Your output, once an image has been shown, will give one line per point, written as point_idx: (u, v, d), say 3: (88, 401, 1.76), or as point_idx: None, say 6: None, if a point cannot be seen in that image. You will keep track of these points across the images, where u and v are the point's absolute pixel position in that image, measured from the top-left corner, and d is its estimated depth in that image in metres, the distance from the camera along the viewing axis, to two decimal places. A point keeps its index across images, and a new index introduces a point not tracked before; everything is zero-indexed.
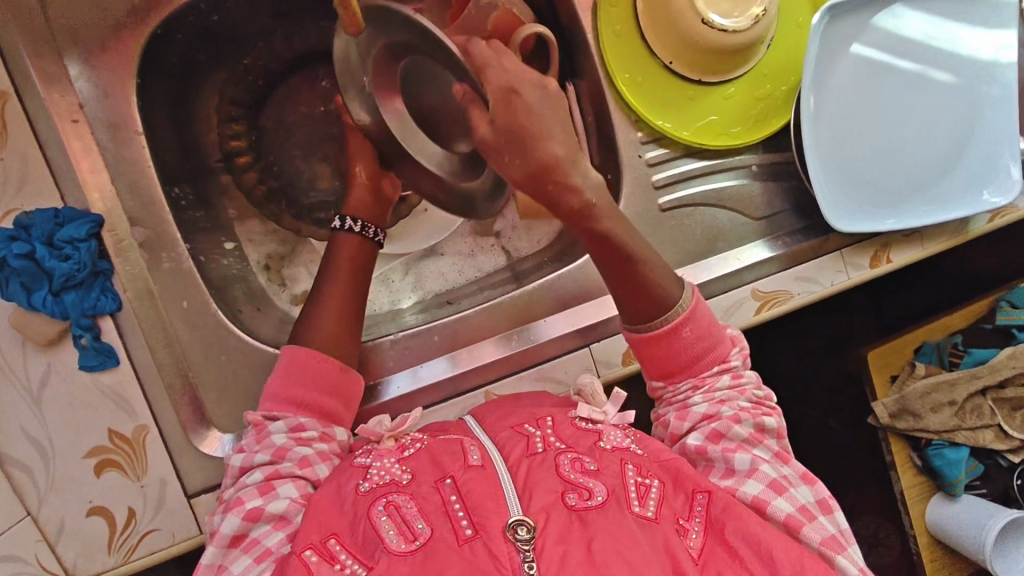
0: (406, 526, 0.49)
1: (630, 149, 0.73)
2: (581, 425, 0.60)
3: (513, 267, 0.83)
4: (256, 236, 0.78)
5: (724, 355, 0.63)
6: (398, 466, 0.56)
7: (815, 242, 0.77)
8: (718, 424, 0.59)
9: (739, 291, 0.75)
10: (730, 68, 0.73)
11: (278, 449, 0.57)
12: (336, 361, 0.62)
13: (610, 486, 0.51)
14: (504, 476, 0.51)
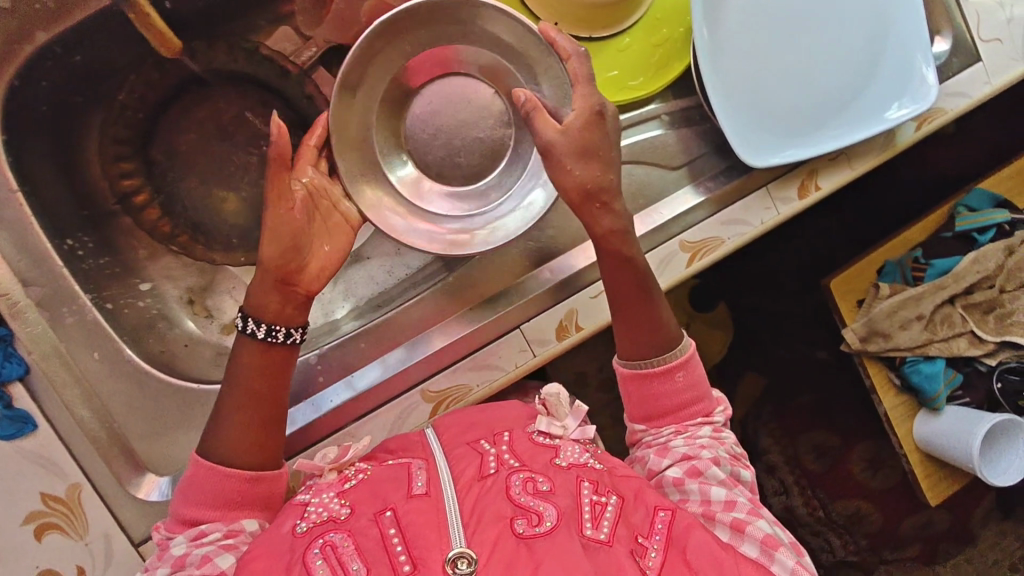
0: (342, 565, 0.48)
1: None
2: (537, 441, 0.61)
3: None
4: (173, 271, 0.75)
5: (707, 410, 0.63)
6: (337, 500, 0.55)
7: (738, 182, 0.75)
8: (698, 460, 0.58)
9: (666, 245, 0.73)
10: (617, 19, 0.72)
11: (177, 559, 0.51)
12: (237, 474, 0.55)
13: (560, 507, 0.52)
14: (449, 501, 0.52)
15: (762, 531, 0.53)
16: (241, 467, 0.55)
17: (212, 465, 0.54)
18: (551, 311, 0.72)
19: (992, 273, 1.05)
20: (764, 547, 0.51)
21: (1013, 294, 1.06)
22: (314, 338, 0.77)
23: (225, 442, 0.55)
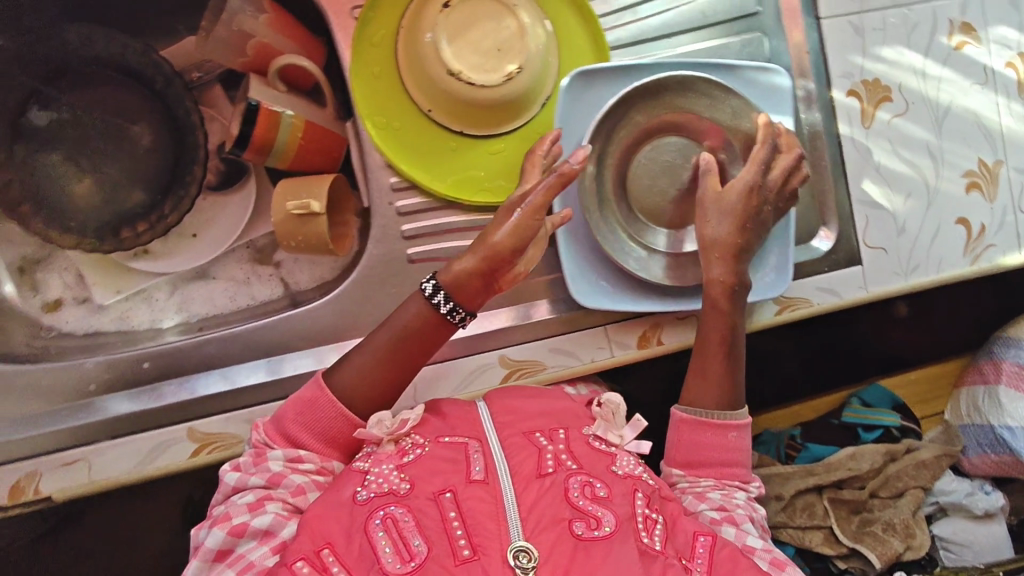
0: (403, 543, 0.51)
1: (382, 194, 0.70)
2: (593, 444, 0.62)
3: (292, 297, 0.80)
4: (14, 239, 0.77)
5: (746, 479, 0.66)
6: (396, 474, 0.57)
7: (579, 313, 0.73)
8: (735, 513, 0.62)
9: (484, 355, 0.71)
10: (496, 123, 0.69)
11: (273, 475, 0.59)
12: (352, 420, 0.61)
13: (618, 514, 0.54)
14: (507, 492, 0.53)
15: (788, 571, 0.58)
16: (354, 416, 0.62)
17: (336, 400, 0.61)
18: None
19: (866, 474, 0.97)
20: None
21: (883, 501, 0.98)
22: (131, 341, 0.76)
23: (353, 381, 0.62)
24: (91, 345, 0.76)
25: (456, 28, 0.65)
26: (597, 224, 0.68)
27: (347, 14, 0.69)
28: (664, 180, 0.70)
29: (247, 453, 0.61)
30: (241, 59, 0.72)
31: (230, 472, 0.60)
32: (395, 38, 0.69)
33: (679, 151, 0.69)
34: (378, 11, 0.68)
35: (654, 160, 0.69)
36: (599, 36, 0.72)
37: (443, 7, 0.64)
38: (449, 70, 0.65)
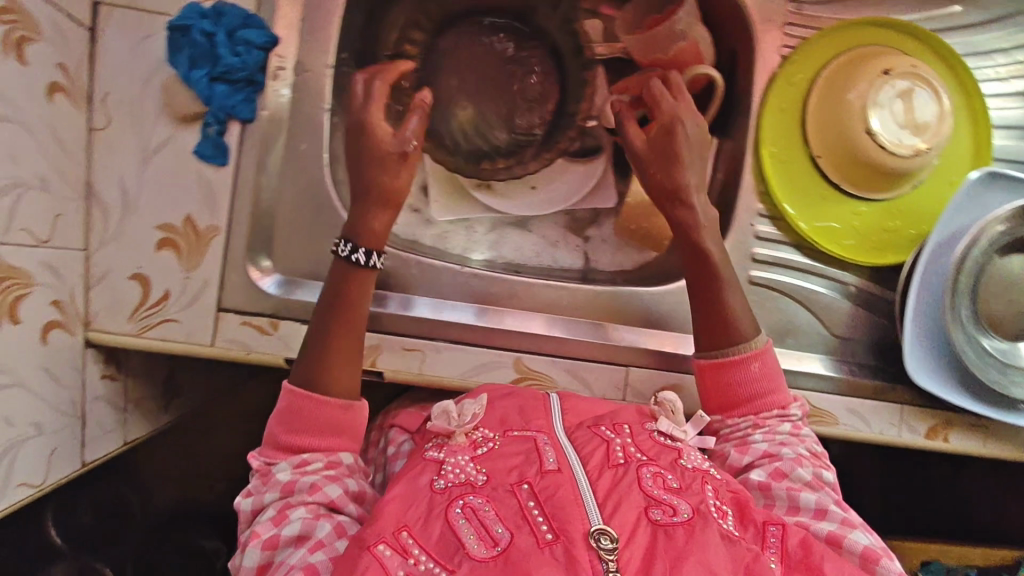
0: (485, 529, 0.51)
1: (745, 215, 0.75)
2: (660, 438, 0.63)
3: (586, 273, 0.82)
4: None
5: (785, 404, 0.67)
6: (471, 465, 0.57)
7: (879, 384, 0.76)
8: (782, 463, 0.63)
9: (788, 393, 0.75)
10: (872, 188, 0.74)
11: (285, 485, 0.57)
12: (333, 399, 0.60)
13: (694, 504, 0.54)
14: (585, 484, 0.54)
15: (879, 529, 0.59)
16: (337, 394, 0.61)
17: (309, 393, 0.60)
18: (656, 373, 0.74)
19: None
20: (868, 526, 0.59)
21: None
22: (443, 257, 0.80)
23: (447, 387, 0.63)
24: (413, 246, 0.80)
25: (887, 95, 0.70)
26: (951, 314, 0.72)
27: (777, 50, 0.75)
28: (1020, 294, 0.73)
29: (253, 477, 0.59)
30: (658, 55, 0.76)
31: (246, 499, 0.58)
32: (813, 82, 0.75)
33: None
34: (807, 55, 0.75)
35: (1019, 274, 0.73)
36: (982, 142, 0.77)
37: (883, 73, 0.70)
38: (868, 129, 0.70)
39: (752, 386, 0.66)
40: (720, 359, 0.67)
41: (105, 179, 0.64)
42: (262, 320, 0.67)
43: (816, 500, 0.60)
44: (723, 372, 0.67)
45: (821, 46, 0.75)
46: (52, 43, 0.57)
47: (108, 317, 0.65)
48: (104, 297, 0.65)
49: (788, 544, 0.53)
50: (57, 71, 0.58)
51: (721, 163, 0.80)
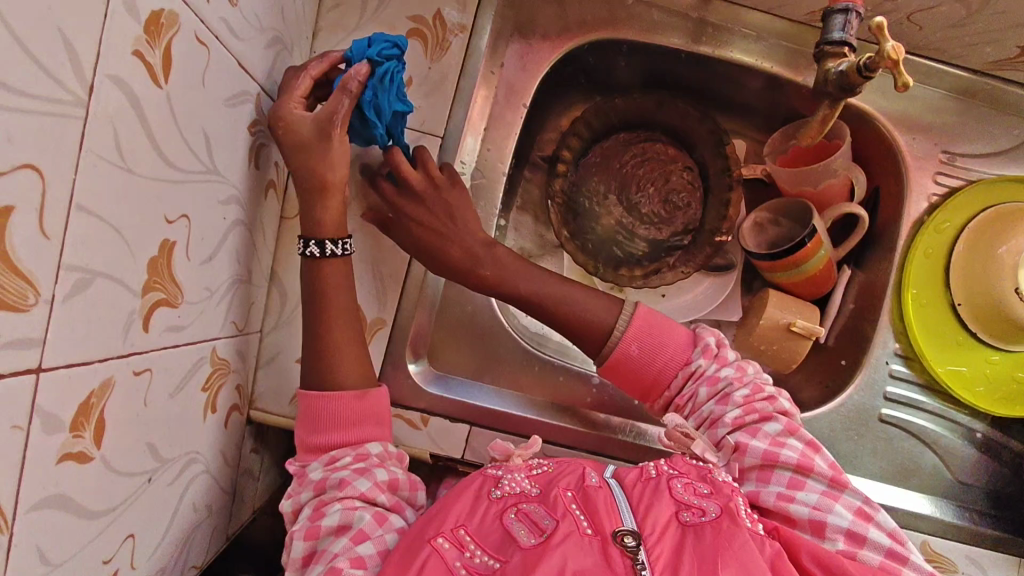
0: (537, 526, 0.50)
1: (880, 352, 0.78)
2: (690, 462, 0.59)
3: None
4: (522, 229, 0.85)
5: (687, 357, 0.64)
6: (527, 482, 0.57)
7: (1002, 535, 0.75)
8: (722, 417, 0.60)
9: (910, 533, 0.73)
10: (1012, 341, 0.75)
11: (318, 481, 0.56)
12: (347, 391, 0.59)
13: (722, 504, 0.52)
14: (621, 498, 0.53)
15: (857, 502, 0.54)
16: (353, 386, 0.60)
17: (321, 393, 0.58)
18: None
19: None
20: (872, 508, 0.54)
21: None
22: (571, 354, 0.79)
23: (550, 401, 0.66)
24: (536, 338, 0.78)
25: None
26: None
27: (925, 197, 0.78)
28: None
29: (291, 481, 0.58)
30: (808, 186, 0.79)
31: (288, 500, 0.58)
32: (958, 231, 0.77)
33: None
34: (955, 204, 0.77)
35: None
36: None
37: None
38: (1017, 286, 0.71)
39: (650, 361, 0.63)
40: (609, 359, 0.64)
41: (287, 267, 0.67)
42: (415, 415, 0.69)
43: (817, 498, 0.54)
44: (618, 369, 0.64)
45: (968, 197, 0.77)
46: (276, 143, 0.60)
47: (272, 399, 0.67)
48: (270, 378, 0.67)
49: (798, 549, 0.50)
50: (274, 168, 0.61)
51: (852, 294, 0.82)
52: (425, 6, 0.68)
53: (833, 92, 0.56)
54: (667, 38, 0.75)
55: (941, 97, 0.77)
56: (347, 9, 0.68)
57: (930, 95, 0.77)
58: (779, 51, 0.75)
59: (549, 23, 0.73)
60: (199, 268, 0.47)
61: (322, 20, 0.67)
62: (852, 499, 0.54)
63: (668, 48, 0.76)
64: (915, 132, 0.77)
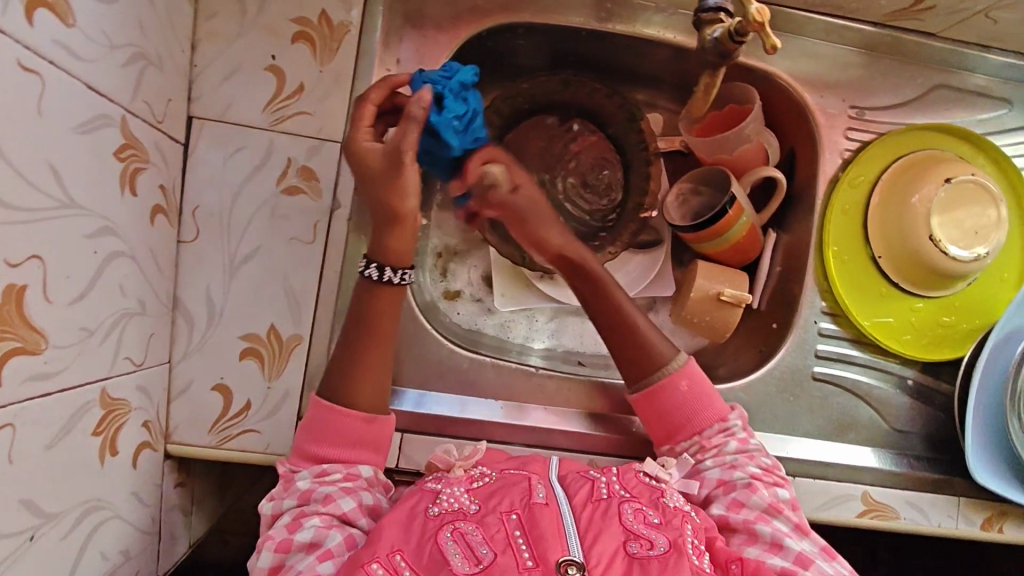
0: (471, 549, 0.50)
1: (809, 312, 0.78)
2: (644, 480, 0.61)
3: None
4: (445, 227, 0.84)
5: (723, 415, 0.68)
6: (466, 496, 0.57)
7: (937, 477, 0.77)
8: (738, 494, 0.62)
9: (852, 486, 0.74)
10: (930, 287, 0.76)
11: (303, 492, 0.57)
12: (357, 413, 0.60)
13: (672, 538, 0.53)
14: (569, 520, 0.54)
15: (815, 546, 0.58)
16: (361, 409, 0.61)
17: (335, 406, 0.60)
18: None
19: None
20: (824, 551, 0.58)
21: None
22: (505, 349, 0.81)
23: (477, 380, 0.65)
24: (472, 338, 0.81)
25: (949, 201, 0.73)
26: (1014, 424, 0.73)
27: (838, 153, 0.78)
28: None
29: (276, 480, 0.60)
30: (722, 154, 0.78)
31: (265, 503, 0.58)
32: (872, 185, 0.78)
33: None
34: (867, 158, 0.78)
35: None
36: None
37: (945, 181, 0.73)
38: (931, 234, 0.72)
39: (686, 405, 0.68)
40: (651, 388, 0.69)
41: (191, 293, 0.64)
42: None
43: (772, 532, 0.58)
44: (656, 402, 0.69)
45: (879, 150, 0.78)
46: (157, 166, 0.58)
47: (190, 429, 0.65)
48: (186, 408, 0.64)
49: None
50: (160, 193, 0.59)
51: (779, 257, 0.82)
52: (308, 6, 0.65)
53: (716, 50, 0.57)
54: (567, 17, 0.74)
55: (844, 53, 0.77)
56: (224, 16, 0.64)
57: (834, 51, 0.77)
58: (679, 22, 0.75)
59: (442, 14, 0.71)
60: (66, 310, 0.45)
61: (198, 30, 0.64)
62: (810, 544, 0.58)
63: (569, 28, 0.75)
64: (822, 90, 0.77)
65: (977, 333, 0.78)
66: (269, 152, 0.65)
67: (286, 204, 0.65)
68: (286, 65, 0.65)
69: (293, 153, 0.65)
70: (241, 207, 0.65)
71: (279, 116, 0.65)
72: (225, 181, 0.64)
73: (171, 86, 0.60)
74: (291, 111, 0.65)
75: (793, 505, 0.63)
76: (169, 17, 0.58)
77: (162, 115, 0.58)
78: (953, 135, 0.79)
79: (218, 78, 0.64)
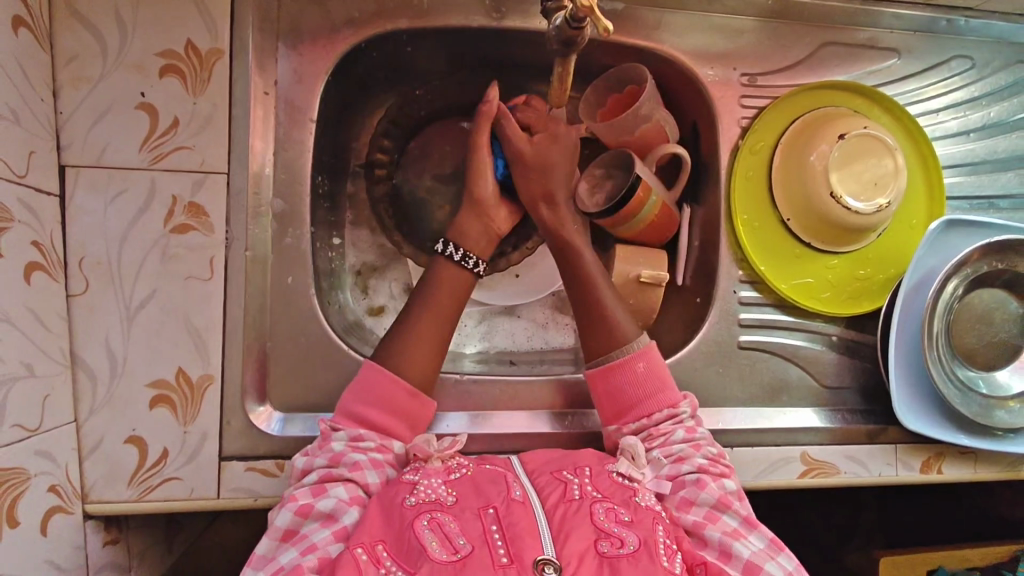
0: (448, 540, 0.50)
1: (728, 283, 0.78)
2: (618, 480, 0.61)
3: (578, 352, 0.84)
4: (360, 243, 0.83)
5: (674, 402, 0.68)
6: (443, 487, 0.57)
7: (874, 428, 0.77)
8: (686, 492, 0.61)
9: (790, 449, 0.75)
10: (841, 243, 0.78)
11: (335, 454, 0.59)
12: (406, 384, 0.64)
13: (643, 536, 0.53)
14: (541, 516, 0.53)
15: (786, 562, 0.56)
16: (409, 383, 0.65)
17: (383, 369, 0.64)
18: None
19: None
20: (772, 545, 0.58)
21: None
22: None
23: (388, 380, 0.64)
24: None
25: (844, 158, 0.74)
26: (939, 367, 0.74)
27: (736, 123, 0.79)
28: (982, 326, 0.77)
29: (315, 437, 0.62)
30: (625, 136, 0.78)
31: (298, 457, 0.61)
32: (773, 150, 0.79)
33: (999, 305, 0.77)
34: (766, 125, 0.79)
35: (977, 309, 0.77)
36: (935, 186, 0.82)
37: (839, 138, 0.74)
38: (832, 192, 0.74)
39: (641, 387, 0.68)
40: (608, 364, 0.69)
41: (88, 347, 0.62)
42: (268, 462, 0.65)
43: (721, 535, 0.57)
44: (611, 378, 0.69)
45: (776, 114, 0.79)
46: (25, 222, 0.56)
47: (107, 486, 0.62)
48: (99, 466, 0.62)
49: None
50: (33, 249, 0.57)
51: (696, 231, 0.82)
52: (173, 38, 0.63)
53: (559, 48, 0.53)
54: (450, 17, 0.72)
55: (732, 21, 0.78)
56: (86, 58, 0.62)
57: (722, 21, 0.77)
58: None
59: (318, 30, 0.70)
60: None
61: (59, 75, 0.61)
62: (759, 539, 0.58)
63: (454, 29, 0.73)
64: (713, 62, 0.78)
65: (893, 283, 0.80)
66: (151, 192, 0.63)
67: (177, 243, 0.63)
68: (158, 101, 0.63)
69: (178, 190, 0.64)
70: (130, 253, 0.63)
71: (157, 153, 0.63)
72: (108, 227, 0.62)
73: (31, 137, 0.57)
74: (169, 148, 0.63)
75: (738, 496, 0.63)
76: (17, 66, 0.56)
77: (24, 170, 0.56)
78: (846, 90, 0.80)
79: (87, 123, 0.62)
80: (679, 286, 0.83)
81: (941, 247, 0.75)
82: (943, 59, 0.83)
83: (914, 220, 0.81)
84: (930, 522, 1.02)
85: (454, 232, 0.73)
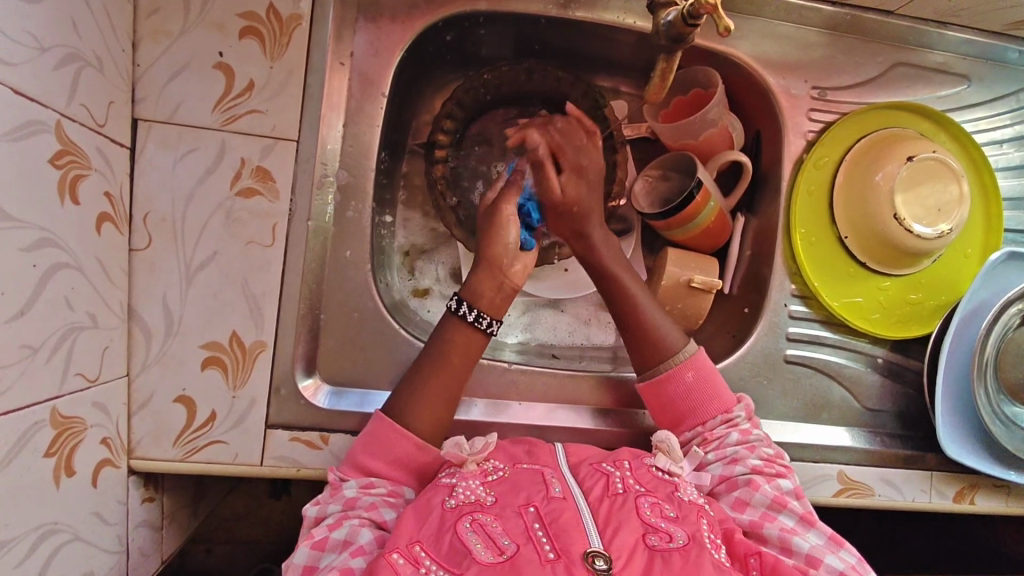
0: (492, 541, 0.50)
1: (779, 296, 0.78)
2: (657, 473, 0.61)
3: (616, 351, 0.84)
4: (411, 225, 0.82)
5: (728, 407, 0.68)
6: (482, 488, 0.57)
7: (911, 454, 0.77)
8: (743, 493, 0.61)
9: (826, 467, 0.74)
10: (895, 265, 0.77)
11: (349, 499, 0.58)
12: (414, 437, 0.61)
13: (690, 532, 0.53)
14: (585, 510, 0.53)
15: (854, 561, 0.55)
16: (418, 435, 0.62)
17: (390, 419, 0.61)
18: None
19: None
20: (832, 541, 0.57)
21: None
22: None
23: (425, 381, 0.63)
24: None
25: (911, 180, 0.74)
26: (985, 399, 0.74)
27: (802, 135, 0.78)
28: None
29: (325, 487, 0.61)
30: (690, 139, 0.78)
31: (311, 506, 0.59)
32: (836, 165, 0.78)
33: None
34: (831, 140, 0.78)
35: None
36: (993, 217, 0.81)
37: (908, 159, 0.73)
38: (895, 213, 0.73)
39: (694, 396, 0.67)
40: (657, 376, 0.68)
41: (146, 303, 0.62)
42: (313, 434, 0.65)
43: (779, 532, 0.57)
44: (661, 390, 0.68)
45: (843, 130, 0.78)
46: (101, 171, 0.55)
47: (153, 444, 0.62)
48: (148, 423, 0.62)
49: None
50: (105, 200, 0.56)
51: (748, 241, 0.82)
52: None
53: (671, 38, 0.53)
54: (526, 4, 0.72)
55: (806, 33, 0.77)
56: (167, 12, 0.61)
57: (796, 32, 0.77)
58: (639, 5, 0.73)
59: (396, 5, 0.69)
60: (7, 328, 0.44)
61: (140, 27, 0.61)
62: (817, 536, 0.57)
63: (529, 16, 0.73)
64: (785, 71, 0.77)
65: (944, 309, 0.79)
66: (221, 153, 0.63)
67: (242, 207, 0.63)
68: (235, 62, 0.63)
69: (247, 153, 0.63)
70: (196, 212, 0.62)
71: (229, 115, 0.63)
72: (176, 185, 0.62)
73: (112, 87, 0.57)
74: (241, 111, 0.63)
75: (797, 495, 0.62)
76: (104, 14, 0.55)
77: (103, 120, 0.56)
78: (912, 112, 0.80)
79: (164, 77, 0.61)
80: (725, 294, 0.84)
81: (1002, 279, 0.74)
82: (1011, 91, 0.82)
83: (969, 250, 0.81)
84: (939, 550, 1.03)
85: (468, 289, 0.67)
